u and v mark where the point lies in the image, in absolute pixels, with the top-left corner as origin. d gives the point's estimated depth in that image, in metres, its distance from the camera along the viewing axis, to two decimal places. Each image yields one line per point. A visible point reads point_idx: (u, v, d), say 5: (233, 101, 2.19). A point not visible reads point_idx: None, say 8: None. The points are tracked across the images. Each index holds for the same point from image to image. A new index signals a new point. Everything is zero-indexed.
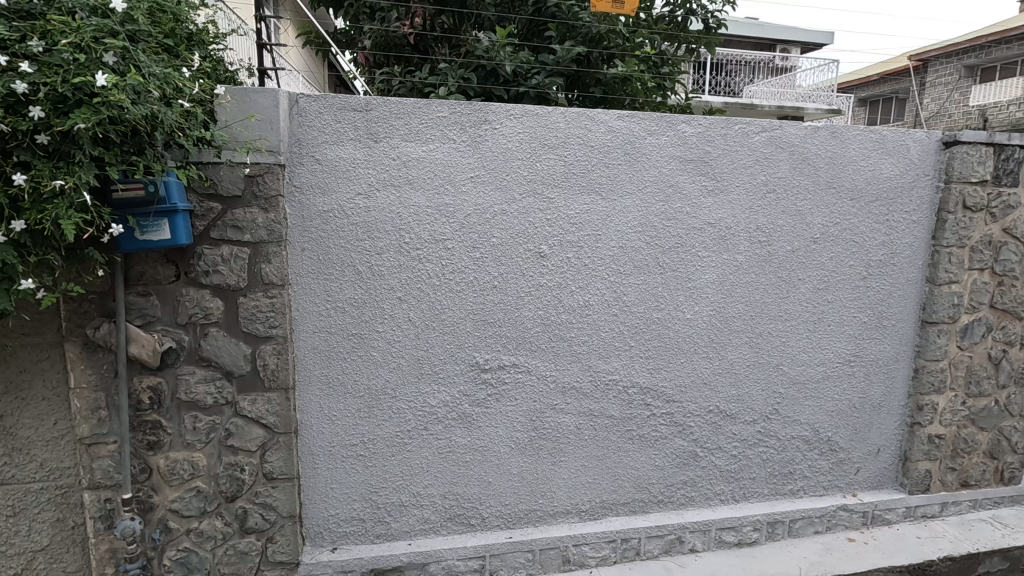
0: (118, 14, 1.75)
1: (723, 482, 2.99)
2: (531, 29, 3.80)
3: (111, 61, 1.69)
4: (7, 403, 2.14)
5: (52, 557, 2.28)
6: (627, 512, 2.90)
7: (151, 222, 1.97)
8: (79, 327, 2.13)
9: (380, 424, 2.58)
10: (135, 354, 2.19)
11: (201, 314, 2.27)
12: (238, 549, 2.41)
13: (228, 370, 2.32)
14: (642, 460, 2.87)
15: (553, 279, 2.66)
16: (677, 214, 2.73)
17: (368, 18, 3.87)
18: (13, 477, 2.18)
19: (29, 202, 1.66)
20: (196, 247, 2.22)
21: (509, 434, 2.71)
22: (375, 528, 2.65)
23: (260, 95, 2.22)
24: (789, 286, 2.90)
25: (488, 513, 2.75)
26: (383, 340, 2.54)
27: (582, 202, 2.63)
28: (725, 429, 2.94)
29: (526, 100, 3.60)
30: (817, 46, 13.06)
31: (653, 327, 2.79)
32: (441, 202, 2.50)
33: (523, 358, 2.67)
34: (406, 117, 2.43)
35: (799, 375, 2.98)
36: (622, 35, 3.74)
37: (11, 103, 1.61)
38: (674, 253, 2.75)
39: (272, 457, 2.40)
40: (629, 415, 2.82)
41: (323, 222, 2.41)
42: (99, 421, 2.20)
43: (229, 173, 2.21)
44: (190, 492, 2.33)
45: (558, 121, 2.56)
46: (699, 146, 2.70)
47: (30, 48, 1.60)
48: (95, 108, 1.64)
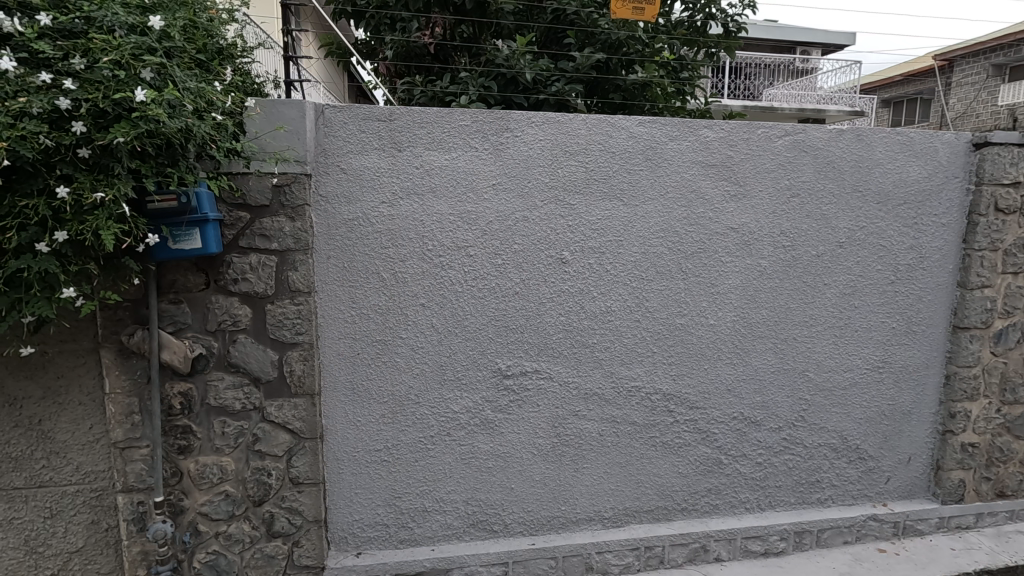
0: (155, 31, 1.82)
1: (748, 490, 2.95)
2: (550, 36, 3.85)
3: (149, 77, 1.75)
4: (45, 408, 2.22)
5: (87, 558, 2.34)
6: (650, 520, 2.88)
7: (184, 231, 2.04)
8: (114, 334, 2.20)
9: (404, 430, 2.60)
10: (167, 360, 2.25)
11: (230, 321, 2.32)
12: (265, 553, 2.44)
13: (256, 376, 2.37)
14: (666, 467, 2.85)
15: (575, 285, 2.66)
16: (699, 219, 2.72)
17: (389, 29, 3.96)
18: (51, 480, 2.26)
19: (71, 214, 1.71)
20: (225, 255, 2.28)
21: (533, 440, 2.72)
22: (399, 533, 2.66)
23: (287, 106, 2.27)
24: (814, 291, 2.86)
25: (511, 519, 2.75)
26: (406, 346, 2.56)
27: (603, 207, 2.63)
28: (750, 436, 2.90)
29: (546, 107, 3.65)
30: (837, 48, 12.91)
31: (675, 333, 2.77)
32: (464, 209, 2.53)
33: (545, 365, 2.67)
34: (428, 126, 2.46)
35: (825, 381, 2.93)
36: (642, 41, 3.74)
37: (55, 119, 1.67)
38: (696, 259, 2.74)
39: (298, 461, 2.44)
40: (652, 421, 2.80)
41: (348, 230, 2.45)
42: (131, 426, 2.26)
43: (257, 183, 2.27)
44: (219, 496, 2.38)
45: (579, 127, 2.57)
46: (721, 150, 2.69)
47: (73, 66, 1.66)
48: (134, 122, 1.70)
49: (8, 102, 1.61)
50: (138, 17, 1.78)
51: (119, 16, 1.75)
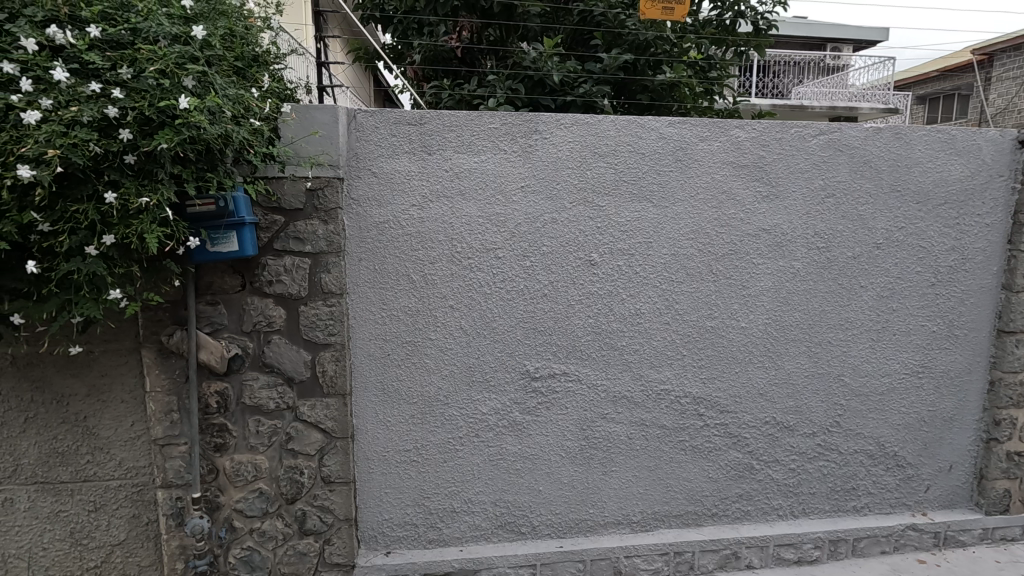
0: (197, 41, 1.88)
1: (781, 496, 2.88)
2: (577, 38, 3.84)
3: (191, 85, 1.81)
4: (90, 405, 2.33)
5: (129, 551, 2.43)
6: (680, 525, 2.84)
7: (222, 235, 2.10)
8: (155, 335, 2.27)
9: (433, 430, 2.62)
10: (204, 360, 2.31)
11: (265, 322, 2.38)
12: (297, 550, 2.49)
13: (290, 376, 2.41)
14: (695, 471, 2.81)
15: (604, 288, 2.65)
16: (731, 220, 2.68)
17: (416, 33, 4.00)
18: (95, 474, 2.36)
19: (117, 218, 1.77)
20: (261, 258, 2.33)
21: (561, 442, 2.71)
22: (427, 533, 2.68)
23: (320, 111, 2.32)
24: (850, 294, 2.79)
25: (539, 521, 2.75)
26: (435, 347, 2.58)
27: (632, 209, 2.62)
28: (783, 441, 2.84)
29: (573, 108, 3.64)
30: (870, 44, 12.59)
31: (706, 336, 2.73)
32: (493, 212, 2.54)
33: (573, 367, 2.67)
34: (458, 129, 2.48)
35: (861, 387, 2.86)
36: (671, 41, 3.72)
37: (103, 126, 1.73)
38: (727, 261, 2.70)
39: (330, 461, 2.48)
40: (682, 425, 2.77)
41: (379, 233, 2.48)
42: (170, 423, 2.33)
43: (292, 187, 2.32)
44: (253, 493, 2.43)
45: (609, 129, 2.56)
46: (753, 151, 2.65)
47: (120, 75, 1.72)
48: (177, 129, 1.76)
49: (60, 111, 1.66)
50: (182, 28, 1.84)
51: (164, 26, 1.80)
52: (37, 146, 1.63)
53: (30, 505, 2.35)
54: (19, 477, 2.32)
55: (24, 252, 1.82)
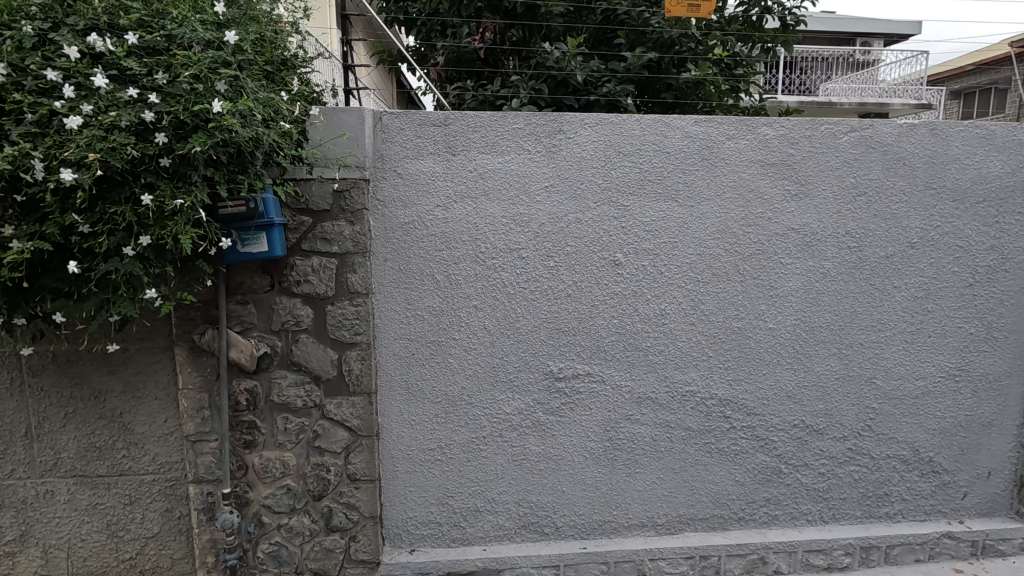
0: (229, 46, 1.92)
1: (810, 501, 2.83)
2: (600, 37, 3.82)
3: (224, 89, 1.85)
4: (126, 401, 2.40)
5: (162, 544, 2.50)
6: (705, 528, 2.80)
7: (252, 235, 2.15)
8: (187, 333, 2.33)
9: (457, 430, 2.63)
10: (235, 358, 2.36)
11: (293, 321, 2.42)
12: (324, 546, 2.52)
13: (317, 374, 2.45)
14: (722, 474, 2.77)
15: (629, 288, 2.63)
16: (759, 219, 2.63)
17: (440, 35, 4.03)
18: (130, 468, 2.44)
19: (153, 219, 1.82)
20: (289, 258, 2.38)
21: (584, 443, 2.70)
22: (451, 532, 2.70)
23: (347, 113, 2.35)
24: (882, 295, 2.72)
25: (562, 522, 2.74)
26: (459, 347, 2.59)
27: (657, 209, 2.59)
28: (812, 445, 2.78)
29: (597, 108, 3.63)
30: (901, 38, 12.26)
31: (732, 337, 2.69)
32: (517, 212, 2.54)
33: (598, 367, 2.65)
34: (482, 130, 2.49)
35: (894, 390, 2.78)
36: (695, 38, 3.68)
37: (140, 130, 1.78)
38: (755, 260, 2.65)
39: (355, 458, 2.51)
40: (707, 427, 2.73)
41: (404, 234, 2.51)
42: (202, 420, 2.39)
43: (319, 189, 2.35)
44: (281, 490, 2.47)
45: (633, 128, 2.54)
46: (782, 149, 2.60)
47: (156, 80, 1.77)
48: (210, 132, 1.80)
49: (100, 116, 1.72)
50: (214, 33, 1.89)
51: (198, 32, 1.85)
52: (78, 150, 1.68)
53: (69, 497, 2.44)
54: (59, 470, 2.41)
55: (65, 253, 1.89)
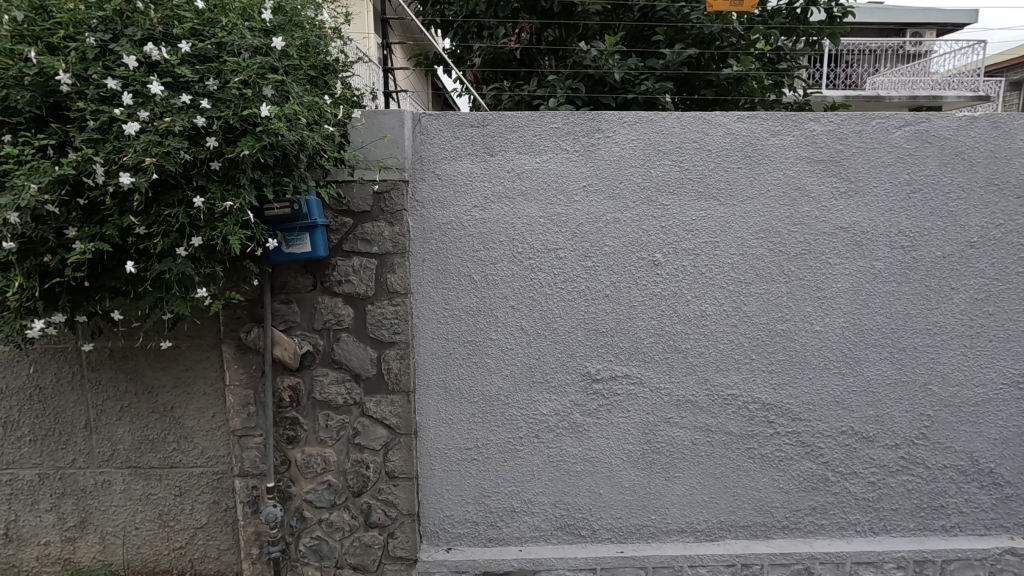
0: (276, 52, 1.97)
1: (859, 511, 2.71)
2: (638, 34, 3.77)
3: (271, 94, 1.91)
4: (177, 396, 2.50)
5: (209, 534, 2.59)
6: (747, 536, 2.73)
7: (296, 237, 2.22)
8: (234, 331, 2.42)
9: (494, 430, 2.64)
10: (279, 356, 2.43)
11: (334, 320, 2.47)
12: (363, 542, 2.57)
13: (357, 373, 2.50)
14: (765, 481, 2.69)
15: (668, 288, 2.58)
16: (805, 218, 2.55)
17: (476, 37, 4.05)
18: (181, 461, 2.53)
19: (205, 221, 1.89)
20: (331, 259, 2.43)
21: (622, 445, 2.66)
22: (487, 531, 2.70)
23: (387, 115, 2.39)
24: (939, 296, 2.59)
25: (599, 525, 2.71)
26: (496, 347, 2.60)
27: (698, 207, 2.54)
28: (862, 452, 2.67)
29: (635, 106, 3.58)
30: (956, 27, 11.67)
31: (776, 340, 2.61)
32: (554, 212, 2.53)
33: (636, 369, 2.61)
34: (520, 130, 2.49)
35: (951, 397, 2.65)
36: (737, 33, 3.62)
37: (192, 135, 1.85)
38: (801, 260, 2.57)
39: (394, 456, 2.55)
40: (750, 432, 2.66)
41: (442, 234, 2.52)
42: (247, 415, 2.46)
43: (360, 190, 2.41)
44: (322, 485, 2.53)
45: (673, 126, 2.50)
46: (830, 145, 2.52)
47: (208, 87, 1.83)
48: (258, 136, 1.86)
49: (156, 122, 1.79)
50: (262, 40, 1.94)
51: (246, 39, 1.91)
52: (136, 154, 1.76)
53: (124, 487, 2.55)
54: (115, 461, 2.53)
55: (123, 253, 1.97)
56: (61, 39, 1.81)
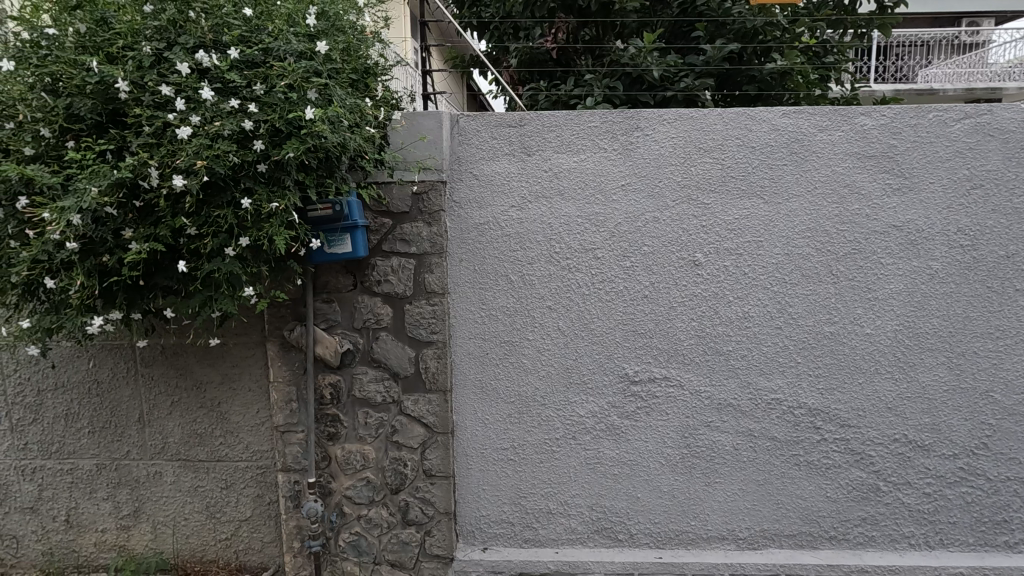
0: (319, 56, 2.02)
1: (913, 524, 2.59)
2: (677, 31, 3.70)
3: (315, 97, 1.96)
4: (223, 392, 2.59)
5: (253, 527, 2.67)
6: (792, 546, 2.63)
7: (337, 237, 2.27)
8: (278, 329, 2.49)
9: (530, 431, 2.63)
10: (320, 354, 2.49)
11: (373, 319, 2.51)
12: (400, 539, 2.59)
13: (395, 371, 2.53)
14: (811, 489, 2.59)
15: (709, 289, 2.52)
16: (854, 217, 2.45)
17: (512, 38, 4.06)
18: (227, 455, 2.62)
19: (252, 222, 1.95)
20: (371, 259, 2.47)
21: (661, 449, 2.61)
22: (523, 532, 2.69)
23: (426, 117, 2.42)
24: (1002, 299, 2.44)
25: (637, 530, 2.66)
26: (532, 348, 2.59)
27: (741, 206, 2.47)
28: (916, 462, 2.55)
29: (674, 104, 3.52)
30: (1017, 14, 11.03)
31: (824, 343, 2.51)
32: (592, 211, 2.50)
33: (675, 371, 2.56)
34: (558, 129, 2.47)
35: (1016, 405, 2.50)
36: (781, 26, 3.52)
37: (240, 139, 1.92)
38: (850, 260, 2.47)
39: (431, 455, 2.57)
40: (795, 438, 2.57)
41: (479, 234, 2.53)
42: (290, 412, 2.53)
43: (400, 191, 2.45)
44: (361, 482, 2.57)
45: (715, 122, 2.43)
46: (882, 140, 2.41)
47: (255, 91, 1.89)
48: (303, 138, 1.92)
49: (207, 126, 1.85)
50: (306, 45, 2.00)
51: (291, 45, 1.96)
52: (188, 158, 1.83)
53: (174, 479, 2.65)
54: (166, 454, 2.63)
55: (175, 253, 2.05)
56: (120, 49, 1.90)
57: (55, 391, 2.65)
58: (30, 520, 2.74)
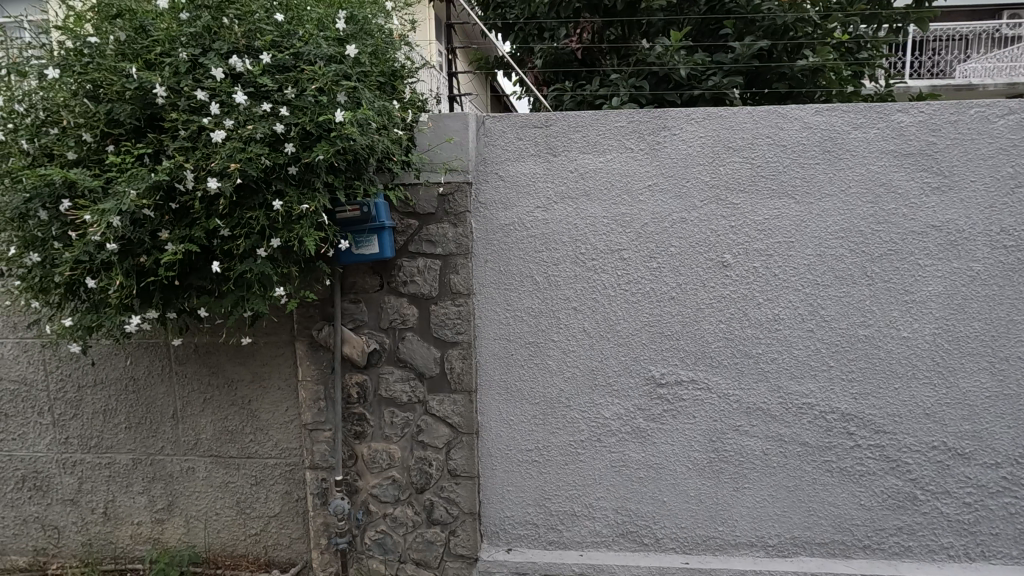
0: (349, 60, 2.06)
1: (952, 534, 2.50)
2: (704, 29, 3.65)
3: (344, 100, 1.99)
4: (254, 390, 2.64)
5: (282, 523, 2.72)
6: (824, 554, 2.57)
7: (365, 239, 2.30)
8: (306, 328, 2.53)
9: (555, 432, 2.62)
10: (347, 353, 2.52)
11: (399, 320, 2.53)
12: (425, 538, 2.61)
13: (421, 371, 2.55)
14: (844, 497, 2.52)
15: (738, 291, 2.47)
16: (890, 216, 2.38)
17: (537, 39, 4.05)
18: (257, 451, 2.67)
19: (283, 224, 1.99)
20: (397, 259, 2.50)
21: (688, 453, 2.57)
22: (548, 534, 2.68)
23: (453, 119, 2.44)
24: None
25: (663, 534, 2.63)
26: (558, 349, 2.58)
27: (771, 206, 2.42)
28: (955, 470, 2.46)
29: (701, 103, 3.47)
30: None
31: (858, 346, 2.45)
32: (618, 212, 2.48)
33: (702, 374, 2.52)
34: (584, 130, 2.46)
35: None
36: (813, 21, 3.41)
37: (272, 142, 1.96)
38: (885, 262, 2.40)
39: (456, 455, 2.58)
40: (828, 444, 2.50)
41: (504, 235, 2.53)
42: (318, 410, 2.57)
43: (426, 193, 2.47)
44: (387, 481, 2.59)
45: (745, 121, 2.39)
46: (920, 137, 2.34)
47: (286, 95, 1.93)
48: (332, 141, 1.95)
49: (240, 130, 1.89)
50: (336, 49, 2.03)
51: (321, 49, 2.00)
52: (222, 161, 1.87)
53: (206, 475, 2.72)
54: (199, 450, 2.70)
55: (209, 254, 2.10)
56: (157, 55, 1.95)
57: (94, 387, 2.74)
58: (70, 511, 2.83)
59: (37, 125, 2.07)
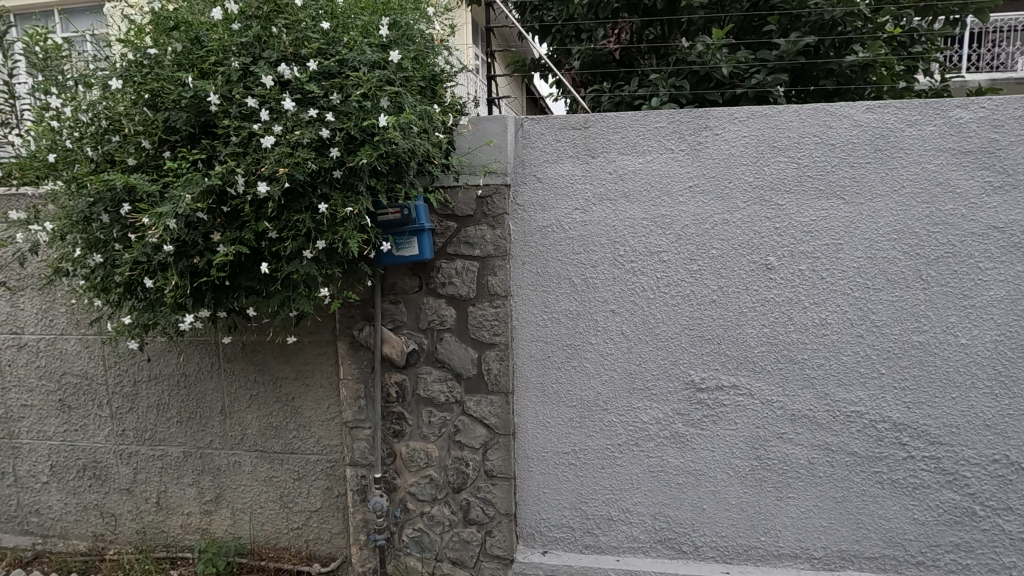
0: (392, 65, 2.10)
1: (1015, 553, 2.36)
2: (747, 26, 3.57)
3: (387, 105, 2.04)
4: (297, 387, 2.72)
5: (323, 518, 2.79)
6: (874, 569, 2.46)
7: (405, 240, 2.34)
8: (348, 328, 2.59)
9: (591, 436, 2.60)
10: (387, 353, 2.57)
11: (438, 320, 2.57)
12: (461, 538, 2.63)
13: (458, 372, 2.57)
14: (895, 510, 2.42)
15: (782, 294, 2.40)
16: (947, 217, 2.27)
17: (575, 40, 4.04)
18: (300, 447, 2.75)
19: (327, 226, 2.05)
20: (436, 261, 2.54)
21: (729, 460, 2.51)
22: (584, 538, 2.66)
23: (492, 121, 2.46)
24: None
25: (702, 542, 2.58)
26: (595, 352, 2.56)
27: (818, 207, 2.34)
28: (1019, 486, 2.32)
29: (744, 102, 3.39)
30: None
31: (912, 353, 2.34)
32: (657, 213, 2.45)
33: (744, 379, 2.46)
34: (623, 130, 2.44)
35: None
36: (863, 16, 3.29)
37: (317, 146, 2.02)
38: (942, 265, 2.29)
39: (492, 455, 2.60)
40: (878, 454, 2.41)
41: (542, 237, 2.53)
42: (358, 408, 2.62)
43: (465, 195, 2.50)
44: (424, 479, 2.63)
45: (791, 120, 2.33)
46: (980, 134, 2.22)
47: (332, 101, 1.99)
48: (375, 145, 2.00)
49: (288, 135, 1.96)
50: (379, 55, 2.08)
51: (365, 55, 2.05)
52: (271, 165, 1.94)
53: (252, 469, 2.81)
54: (245, 444, 2.80)
55: (257, 255, 2.18)
56: (211, 65, 2.04)
57: (149, 382, 2.88)
58: (126, 500, 2.98)
59: (101, 133, 2.19)
